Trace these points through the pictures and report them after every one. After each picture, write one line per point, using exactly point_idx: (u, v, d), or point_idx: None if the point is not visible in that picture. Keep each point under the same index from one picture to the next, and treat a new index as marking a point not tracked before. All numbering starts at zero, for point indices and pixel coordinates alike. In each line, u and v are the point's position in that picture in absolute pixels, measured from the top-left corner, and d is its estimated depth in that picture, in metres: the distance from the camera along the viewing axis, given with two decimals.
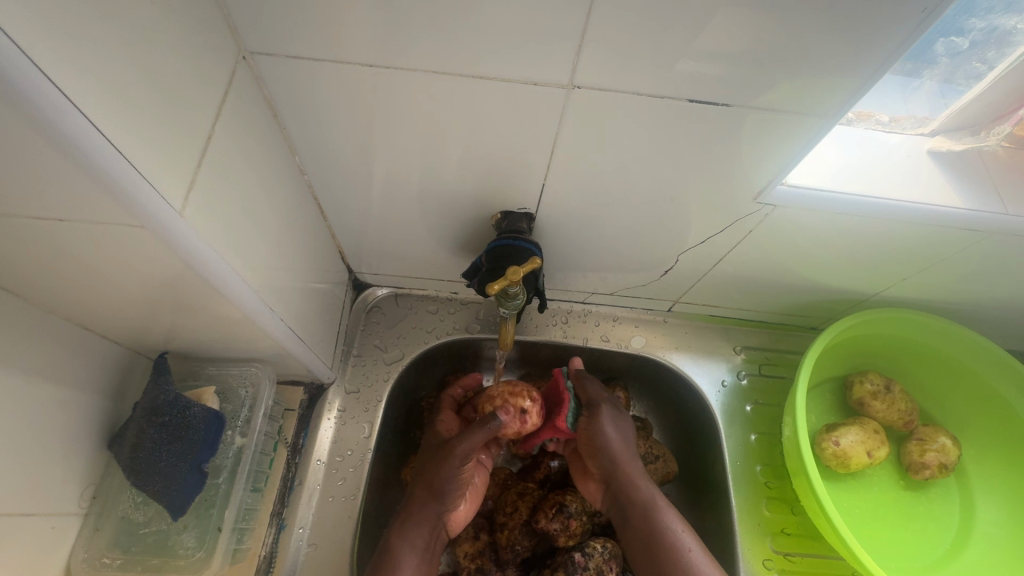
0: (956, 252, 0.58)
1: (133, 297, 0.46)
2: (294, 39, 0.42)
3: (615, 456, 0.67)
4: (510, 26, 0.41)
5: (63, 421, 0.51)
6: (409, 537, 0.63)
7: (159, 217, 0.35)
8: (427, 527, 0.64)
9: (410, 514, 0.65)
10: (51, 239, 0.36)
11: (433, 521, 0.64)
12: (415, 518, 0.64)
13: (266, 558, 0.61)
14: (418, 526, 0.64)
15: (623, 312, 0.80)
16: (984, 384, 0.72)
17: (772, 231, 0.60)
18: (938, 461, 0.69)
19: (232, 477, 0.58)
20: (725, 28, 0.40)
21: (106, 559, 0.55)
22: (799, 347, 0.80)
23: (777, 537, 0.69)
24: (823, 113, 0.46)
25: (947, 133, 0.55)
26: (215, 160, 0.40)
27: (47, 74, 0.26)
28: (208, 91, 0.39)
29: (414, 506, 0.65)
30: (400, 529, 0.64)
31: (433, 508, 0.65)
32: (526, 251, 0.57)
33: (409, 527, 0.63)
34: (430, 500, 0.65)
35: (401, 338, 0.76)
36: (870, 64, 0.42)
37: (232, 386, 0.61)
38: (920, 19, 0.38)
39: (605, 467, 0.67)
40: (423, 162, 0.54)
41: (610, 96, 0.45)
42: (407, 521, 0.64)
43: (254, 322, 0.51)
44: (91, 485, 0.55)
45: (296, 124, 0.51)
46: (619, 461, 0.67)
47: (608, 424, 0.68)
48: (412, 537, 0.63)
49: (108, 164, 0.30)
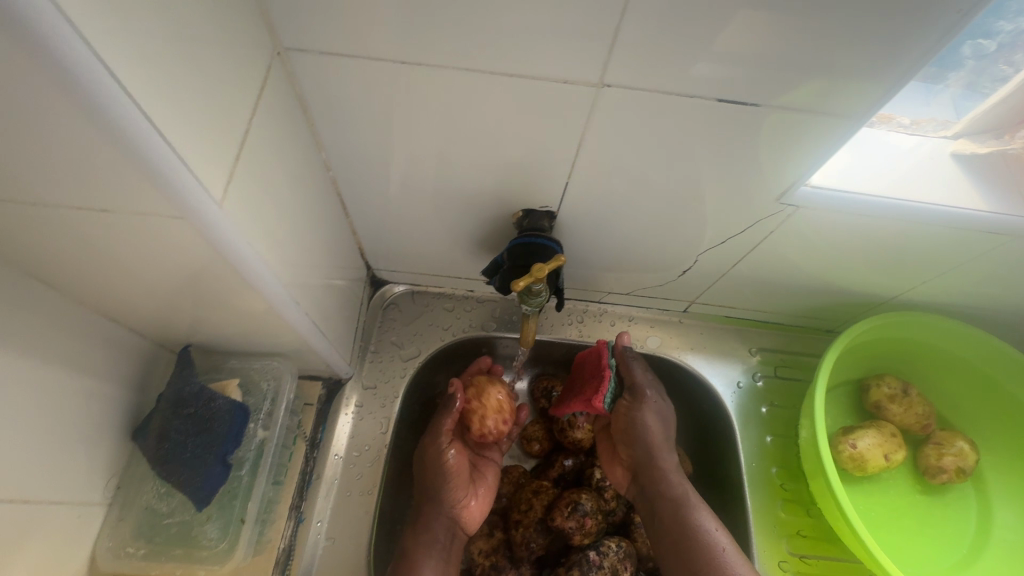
0: (979, 256, 0.58)
1: (162, 290, 0.46)
2: (328, 35, 0.42)
3: (651, 444, 0.68)
4: (542, 25, 0.41)
5: (89, 411, 0.52)
6: (425, 542, 0.65)
7: (197, 209, 0.35)
8: (442, 530, 0.66)
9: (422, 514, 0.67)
10: (90, 230, 0.37)
11: (445, 523, 0.66)
12: (427, 522, 0.66)
13: (285, 551, 0.61)
14: (434, 530, 0.66)
15: (639, 312, 0.80)
16: (1005, 391, 0.71)
17: (793, 233, 0.59)
18: (956, 465, 0.68)
19: (254, 470, 0.59)
20: (759, 28, 0.40)
21: (130, 549, 0.56)
22: (815, 350, 0.80)
23: (793, 540, 0.69)
24: (852, 114, 0.46)
25: (971, 136, 0.55)
26: (249, 154, 0.41)
27: (104, 64, 0.27)
28: (244, 87, 0.39)
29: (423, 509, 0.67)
30: (414, 533, 0.66)
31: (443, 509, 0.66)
32: (548, 249, 0.57)
33: (422, 531, 0.65)
34: (434, 500, 0.66)
35: (417, 335, 0.76)
36: (902, 65, 0.42)
37: (255, 380, 0.62)
38: (956, 20, 0.38)
39: (640, 454, 0.69)
40: (448, 160, 0.55)
41: (640, 95, 0.46)
42: (421, 524, 0.66)
43: (280, 316, 0.51)
44: (115, 475, 0.56)
45: (325, 121, 0.51)
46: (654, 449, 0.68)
47: (648, 413, 0.69)
48: (428, 541, 0.65)
49: (154, 154, 0.31)
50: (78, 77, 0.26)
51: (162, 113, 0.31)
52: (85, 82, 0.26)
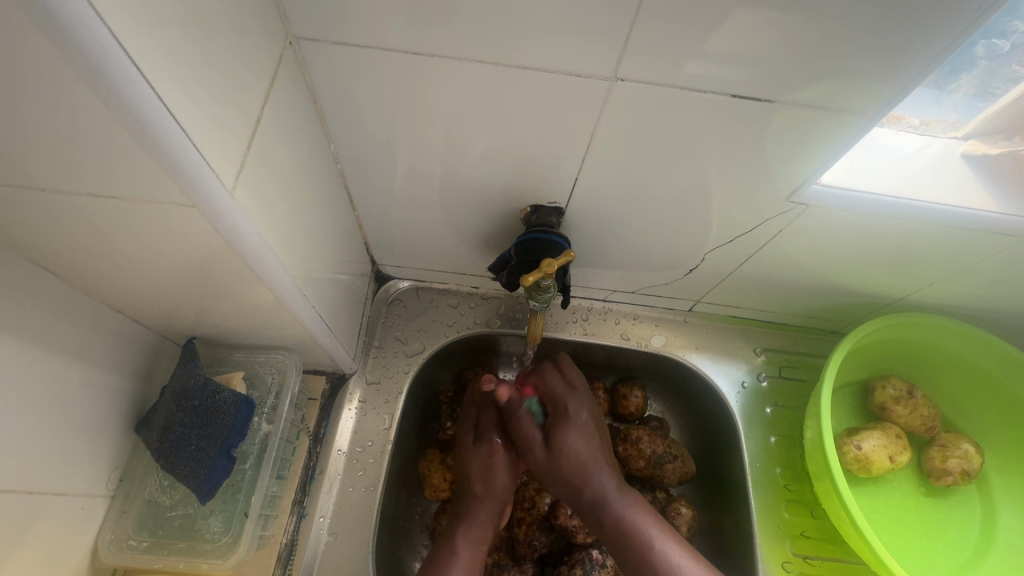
0: (989, 257, 0.58)
1: (169, 280, 0.46)
2: (340, 25, 0.42)
3: (572, 475, 0.63)
4: (557, 18, 0.40)
5: (94, 402, 0.52)
6: (472, 536, 0.63)
7: (208, 197, 0.35)
8: (485, 524, 0.64)
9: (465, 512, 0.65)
10: (100, 219, 0.37)
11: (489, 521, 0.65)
12: (467, 517, 0.64)
13: (288, 545, 0.61)
14: (480, 527, 0.64)
15: (644, 311, 0.79)
16: (1010, 394, 0.71)
17: (801, 233, 0.59)
18: (960, 468, 0.68)
19: (259, 464, 0.59)
20: (775, 24, 0.39)
21: (132, 542, 0.56)
22: (820, 350, 0.79)
23: (797, 540, 0.68)
24: (866, 112, 0.45)
25: (982, 137, 0.55)
26: (259, 144, 0.40)
27: (121, 47, 0.26)
28: (256, 76, 0.39)
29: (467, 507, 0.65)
30: (464, 526, 0.64)
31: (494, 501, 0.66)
32: (557, 245, 0.57)
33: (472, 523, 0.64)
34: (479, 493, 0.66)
35: (421, 331, 0.76)
36: (918, 63, 0.41)
37: (259, 373, 0.62)
38: (975, 17, 0.38)
39: (566, 489, 0.63)
40: (457, 154, 0.54)
41: (652, 90, 0.45)
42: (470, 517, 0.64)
43: (286, 308, 0.51)
44: (118, 468, 0.56)
45: (334, 112, 0.51)
46: (578, 478, 0.62)
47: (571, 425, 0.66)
48: (473, 534, 0.64)
49: (166, 141, 0.30)
50: (96, 60, 0.26)
51: (176, 98, 0.30)
52: (103, 64, 0.26)
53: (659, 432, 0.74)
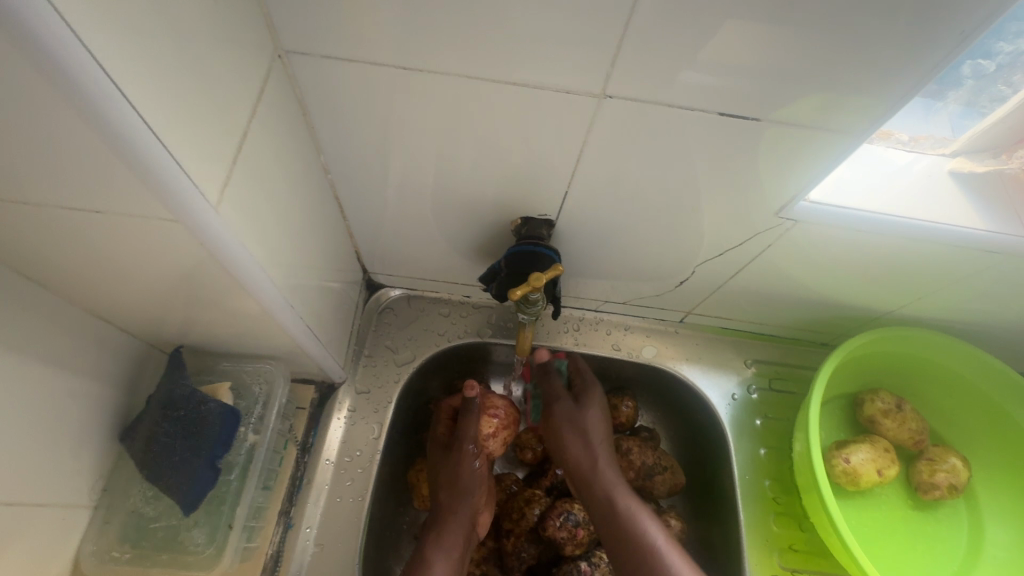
0: (975, 273, 0.58)
1: (154, 291, 0.46)
2: (330, 39, 0.42)
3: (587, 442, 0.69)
4: (545, 33, 0.41)
5: (77, 412, 0.51)
6: (445, 545, 0.64)
7: (191, 212, 0.35)
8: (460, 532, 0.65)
9: (445, 521, 0.65)
10: (81, 229, 0.37)
11: (466, 526, 0.66)
12: (451, 522, 0.65)
13: (273, 557, 0.60)
14: (454, 535, 0.65)
15: (635, 322, 0.80)
16: (996, 407, 0.72)
17: (792, 247, 0.59)
18: (948, 482, 0.69)
19: (244, 475, 0.59)
20: (760, 42, 0.40)
21: (115, 553, 0.55)
22: (809, 362, 0.80)
23: (785, 553, 0.68)
24: (852, 130, 0.46)
25: (969, 154, 0.55)
26: (247, 157, 0.40)
27: (105, 69, 0.27)
28: (242, 90, 0.39)
29: (447, 514, 0.66)
30: (437, 536, 0.65)
31: (466, 505, 0.67)
32: (547, 258, 0.58)
33: (446, 533, 0.65)
34: (457, 504, 0.66)
35: (412, 340, 0.76)
36: (900, 85, 0.42)
37: (246, 383, 0.61)
38: (958, 40, 0.38)
39: (583, 456, 0.69)
40: (445, 166, 0.54)
41: (640, 107, 0.45)
42: (444, 527, 0.65)
43: (274, 318, 0.51)
44: (101, 478, 0.56)
45: (325, 123, 0.51)
46: (592, 446, 0.69)
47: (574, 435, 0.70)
48: (449, 543, 0.64)
49: (149, 157, 0.30)
50: (79, 79, 0.26)
51: (159, 113, 0.31)
52: (86, 83, 0.26)
53: (650, 443, 0.74)
